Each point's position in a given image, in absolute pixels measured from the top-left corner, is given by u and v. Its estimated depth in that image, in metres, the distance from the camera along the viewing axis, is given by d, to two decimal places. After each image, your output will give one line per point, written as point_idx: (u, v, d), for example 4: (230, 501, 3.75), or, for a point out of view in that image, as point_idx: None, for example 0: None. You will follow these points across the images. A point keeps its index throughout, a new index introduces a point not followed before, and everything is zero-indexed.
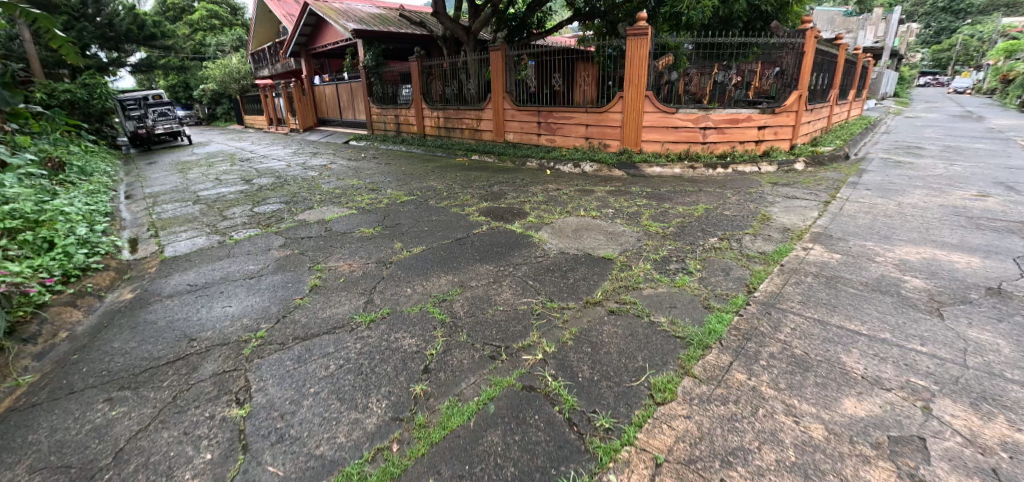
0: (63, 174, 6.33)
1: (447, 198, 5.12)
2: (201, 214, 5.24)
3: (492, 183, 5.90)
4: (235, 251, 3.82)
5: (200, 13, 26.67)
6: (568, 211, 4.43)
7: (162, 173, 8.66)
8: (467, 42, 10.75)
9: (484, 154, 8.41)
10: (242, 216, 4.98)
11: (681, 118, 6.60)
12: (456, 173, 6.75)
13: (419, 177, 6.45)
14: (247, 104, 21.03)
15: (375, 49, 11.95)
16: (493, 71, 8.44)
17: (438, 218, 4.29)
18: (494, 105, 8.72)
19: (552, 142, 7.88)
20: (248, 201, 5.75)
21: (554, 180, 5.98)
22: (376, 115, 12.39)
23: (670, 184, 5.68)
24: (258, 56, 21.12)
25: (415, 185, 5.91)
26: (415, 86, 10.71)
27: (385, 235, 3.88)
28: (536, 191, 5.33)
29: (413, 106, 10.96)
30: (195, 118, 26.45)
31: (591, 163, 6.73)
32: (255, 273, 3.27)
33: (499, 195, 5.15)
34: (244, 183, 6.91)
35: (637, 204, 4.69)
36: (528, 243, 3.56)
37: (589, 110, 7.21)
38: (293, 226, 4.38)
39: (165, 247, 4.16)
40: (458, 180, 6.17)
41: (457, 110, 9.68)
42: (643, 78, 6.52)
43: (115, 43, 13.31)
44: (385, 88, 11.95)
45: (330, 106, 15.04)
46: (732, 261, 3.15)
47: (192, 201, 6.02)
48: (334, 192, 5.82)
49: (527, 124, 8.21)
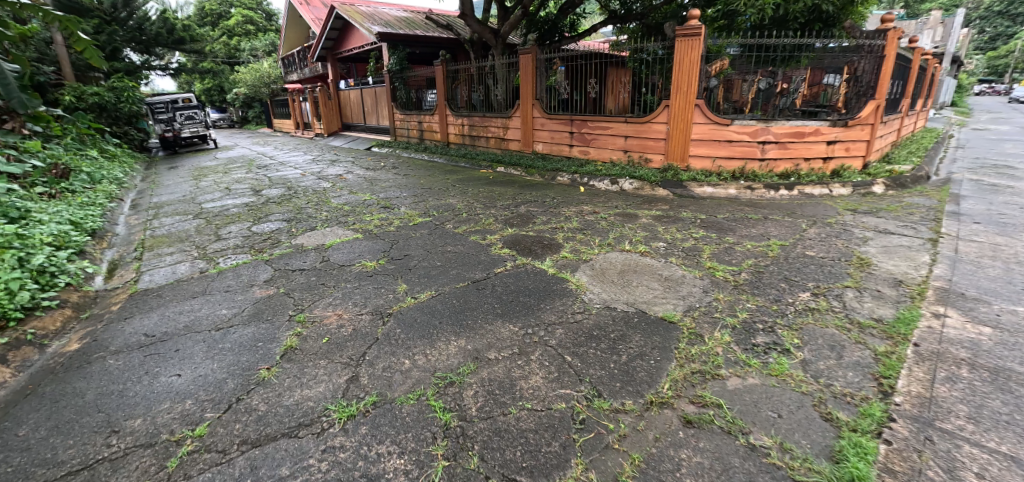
0: (66, 183, 5.98)
1: (468, 221, 4.44)
2: (195, 232, 4.71)
3: (520, 202, 5.20)
4: (213, 285, 3.23)
5: (236, 18, 27.20)
6: (610, 244, 3.68)
7: (176, 180, 8.33)
8: (495, 45, 10.16)
9: (510, 167, 7.66)
10: (237, 236, 4.42)
11: (736, 131, 5.74)
12: (479, 188, 6.07)
13: (438, 193, 5.81)
14: (276, 107, 21.08)
15: (399, 53, 11.50)
16: (522, 77, 7.77)
17: (454, 249, 3.61)
18: (522, 113, 8.04)
19: (586, 155, 7.11)
20: (249, 217, 5.22)
21: (589, 200, 5.24)
22: (399, 121, 11.91)
23: (727, 208, 4.84)
24: (288, 61, 21.17)
25: (432, 203, 5.26)
26: (439, 91, 10.16)
27: (388, 272, 3.21)
28: (570, 215, 4.59)
29: (437, 112, 10.40)
30: (228, 121, 26.90)
31: (631, 180, 5.94)
32: (223, 325, 2.64)
33: (526, 220, 4.44)
34: (252, 194, 6.43)
35: (694, 235, 3.90)
36: (563, 291, 2.83)
37: (628, 120, 6.41)
38: (287, 254, 3.78)
39: (142, 276, 3.61)
40: (481, 197, 5.49)
41: (483, 117, 9.04)
42: (693, 85, 5.69)
43: (146, 46, 13.32)
44: (409, 93, 11.46)
45: (354, 110, 14.69)
46: (839, 332, 2.34)
47: (193, 215, 5.52)
48: (342, 209, 5.22)
49: (558, 134, 7.48)
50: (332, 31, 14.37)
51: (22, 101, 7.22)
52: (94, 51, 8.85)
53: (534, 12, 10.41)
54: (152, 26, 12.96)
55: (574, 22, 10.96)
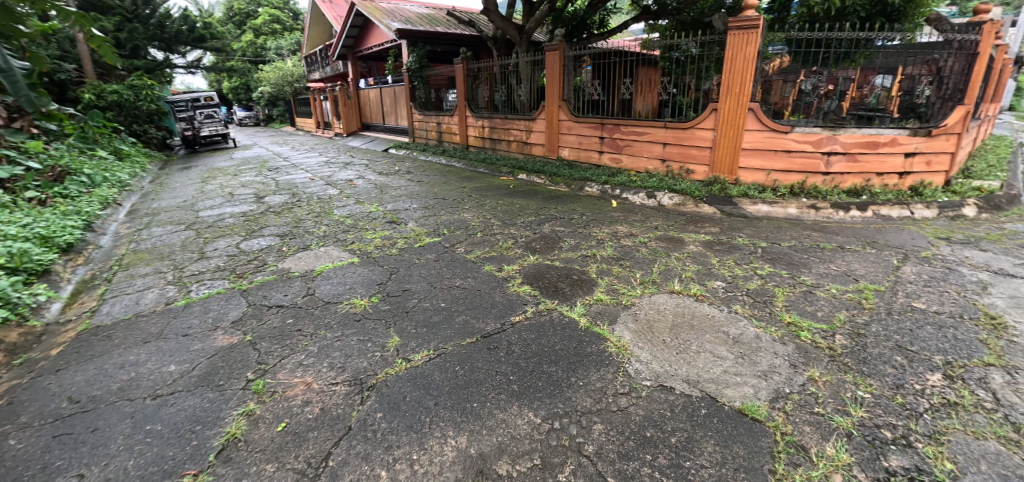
0: (60, 187, 5.63)
1: (482, 242, 3.80)
2: (179, 248, 4.22)
3: (545, 218, 4.53)
4: (172, 326, 2.70)
5: (263, 18, 27.39)
6: (656, 283, 2.97)
7: (184, 182, 7.98)
8: (519, 43, 9.53)
9: (533, 174, 6.99)
10: (221, 254, 3.91)
11: (797, 141, 4.92)
12: (497, 199, 5.43)
13: (452, 204, 5.20)
14: (298, 106, 20.94)
15: (419, 51, 10.98)
16: (548, 76, 7.12)
17: (463, 284, 2.97)
18: (547, 115, 7.37)
19: (617, 163, 6.38)
20: (243, 229, 4.72)
21: (624, 218, 4.53)
22: (418, 122, 11.39)
23: (790, 233, 4.07)
24: (311, 59, 21.03)
25: (443, 218, 4.63)
26: (459, 91, 9.59)
27: (380, 315, 2.59)
28: (603, 238, 3.90)
29: (457, 113, 9.83)
30: (253, 119, 27.08)
31: (670, 194, 5.21)
32: (164, 390, 2.09)
33: (552, 243, 3.77)
34: (254, 202, 5.95)
35: (759, 271, 3.14)
36: (601, 356, 2.15)
37: (667, 125, 5.66)
38: (268, 282, 3.23)
39: (102, 307, 3.11)
40: (500, 211, 4.84)
41: (505, 119, 8.41)
42: (747, 86, 4.91)
43: (168, 44, 13.18)
44: (428, 92, 10.93)
45: (373, 110, 14.27)
46: (1007, 449, 1.59)
47: (185, 225, 5.06)
48: (343, 222, 4.66)
49: (586, 139, 6.78)
50: (352, 28, 14.01)
51: (29, 100, 6.99)
52: (108, 49, 8.64)
53: (561, 8, 9.73)
54: (173, 24, 12.81)
55: (604, 18, 10.21)
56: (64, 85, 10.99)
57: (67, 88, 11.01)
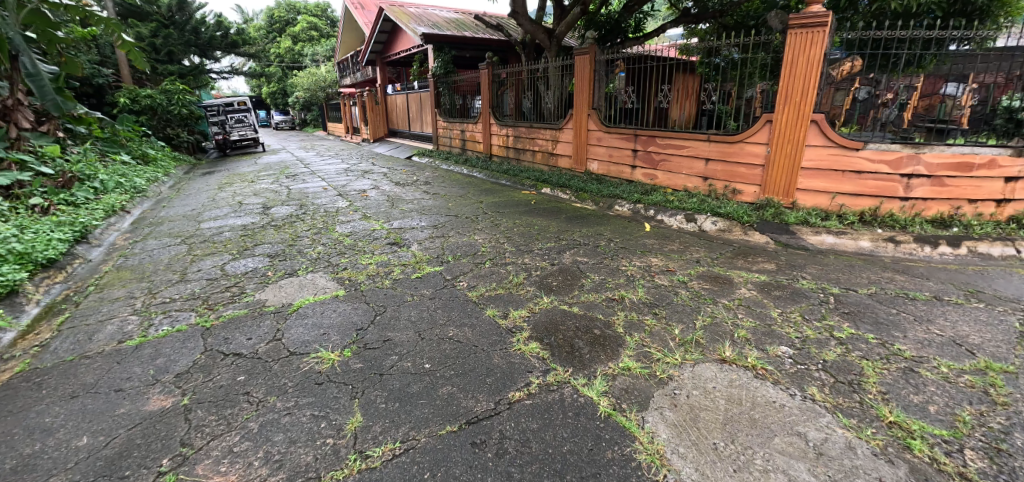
0: (67, 194, 5.46)
1: (489, 275, 3.23)
2: (163, 266, 3.86)
3: (566, 244, 3.92)
4: (110, 376, 2.27)
5: (301, 25, 28.05)
6: (700, 344, 2.32)
7: (201, 188, 7.84)
8: (548, 48, 9.05)
9: (558, 189, 6.39)
10: (201, 277, 3.52)
11: (870, 159, 4.15)
12: (515, 216, 4.87)
13: (464, 222, 4.67)
14: (329, 111, 21.09)
15: (444, 56, 10.62)
16: (577, 82, 6.55)
17: (456, 336, 2.40)
18: (576, 124, 6.78)
19: (651, 179, 5.71)
20: (236, 245, 4.34)
21: (659, 248, 3.88)
22: (442, 129, 11.02)
23: (867, 275, 3.32)
24: (343, 65, 21.21)
25: (451, 240, 4.09)
26: (484, 98, 9.14)
27: (347, 379, 2.08)
28: (634, 274, 3.26)
29: (481, 121, 9.36)
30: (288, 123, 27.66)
31: (714, 218, 4.51)
32: (57, 480, 1.64)
33: (573, 278, 3.15)
34: (259, 213, 5.62)
35: (836, 333, 2.45)
36: (626, 470, 1.54)
37: (711, 138, 4.96)
38: (236, 319, 2.77)
39: (53, 341, 2.73)
40: (515, 234, 4.26)
41: (531, 128, 7.86)
42: (810, 94, 4.17)
43: (202, 49, 13.24)
44: (453, 99, 10.54)
45: (399, 116, 14.03)
46: None
47: (182, 238, 4.74)
48: (341, 241, 4.20)
49: (617, 151, 6.13)
50: (381, 33, 13.85)
51: (55, 104, 7.01)
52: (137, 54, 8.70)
53: (594, 11, 9.13)
54: (207, 30, 12.97)
55: (639, 21, 9.54)
56: (101, 89, 11.22)
57: (104, 92, 11.23)
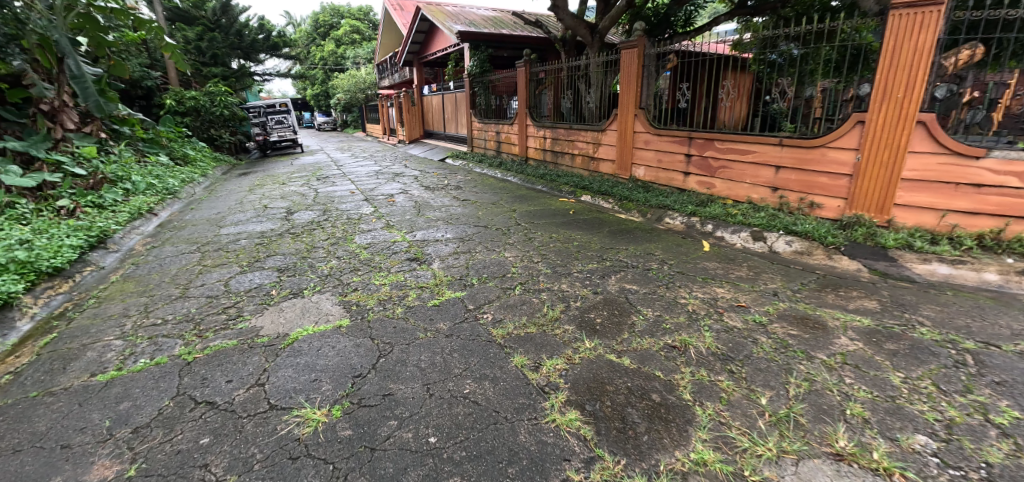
0: (95, 196, 5.35)
1: (519, 306, 2.69)
2: (168, 279, 3.57)
3: (611, 267, 3.34)
4: (65, 426, 1.91)
5: (345, 29, 28.62)
6: (801, 425, 1.70)
7: (233, 189, 7.75)
8: (590, 44, 8.48)
9: (599, 197, 5.78)
10: (201, 295, 3.18)
11: (994, 171, 3.27)
12: (551, 229, 4.31)
13: (494, 235, 4.17)
14: (368, 112, 21.22)
15: (481, 55, 10.21)
16: (622, 80, 5.94)
17: (473, 396, 1.88)
18: (620, 125, 6.15)
19: (708, 188, 5.01)
20: (248, 255, 4.02)
21: (723, 274, 3.23)
22: (477, 130, 10.62)
23: (1008, 321, 2.56)
24: (383, 67, 21.32)
25: (477, 256, 3.59)
26: (521, 98, 8.65)
27: (329, 455, 1.61)
28: (697, 311, 2.64)
29: (517, 122, 8.87)
30: (330, 124, 28.26)
31: (788, 238, 3.80)
32: None
33: (621, 314, 2.58)
34: (281, 218, 5.35)
35: (993, 417, 1.76)
36: None
37: (783, 142, 4.23)
38: (223, 353, 2.38)
39: (27, 368, 2.42)
40: (552, 251, 3.70)
41: (570, 129, 7.29)
42: (917, 89, 3.39)
43: (246, 52, 13.49)
44: (489, 99, 10.11)
45: (435, 117, 13.74)
46: None
47: (198, 245, 4.49)
48: (357, 255, 3.79)
49: (668, 156, 5.47)
50: (418, 34, 13.66)
51: (95, 106, 7.09)
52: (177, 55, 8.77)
53: (641, 3, 8.45)
54: (250, 33, 13.19)
55: (690, 14, 8.77)
56: (150, 91, 11.52)
57: (153, 94, 11.57)
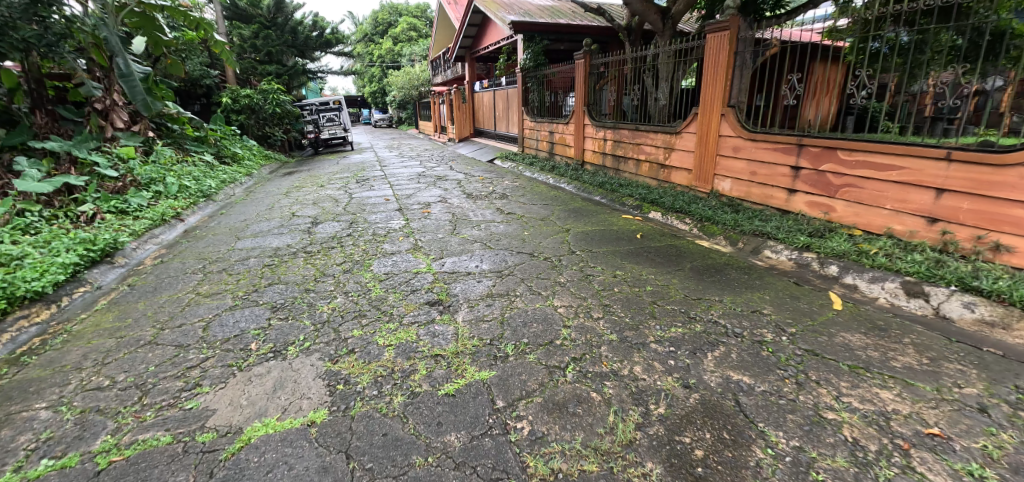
0: (121, 200, 5.05)
1: (570, 409, 1.79)
2: (152, 311, 3.01)
3: (704, 336, 2.34)
4: None
5: (402, 27, 28.80)
6: None
7: (272, 190, 7.41)
8: (660, 31, 7.42)
9: (672, 215, 4.72)
10: (174, 341, 2.57)
11: None
12: (614, 264, 3.34)
13: (540, 269, 3.26)
14: (421, 109, 20.97)
15: (535, 47, 9.33)
16: (708, 71, 4.83)
17: None
18: (701, 126, 5.04)
19: (826, 214, 3.82)
20: (248, 281, 3.40)
21: (880, 360, 2.16)
22: (529, 130, 9.76)
23: None
24: (436, 63, 20.99)
25: (515, 304, 2.70)
26: (579, 93, 7.68)
27: None
28: (863, 445, 1.61)
29: (574, 121, 7.89)
30: (387, 121, 28.59)
31: (966, 297, 2.61)
32: None
33: (733, 442, 1.61)
34: (304, 229, 4.77)
35: None
36: None
37: (951, 157, 2.98)
38: (146, 459, 1.68)
39: None
40: (616, 299, 2.74)
41: (635, 130, 6.24)
42: None
43: (301, 49, 13.50)
44: (543, 96, 9.23)
45: (485, 114, 13.02)
46: None
47: (205, 262, 3.96)
48: (369, 290, 3.03)
49: (767, 168, 4.30)
50: (470, 27, 13.00)
51: (143, 104, 6.95)
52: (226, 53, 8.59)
53: None
54: (304, 30, 13.16)
55: None
56: (209, 90, 11.71)
57: (212, 92, 11.75)
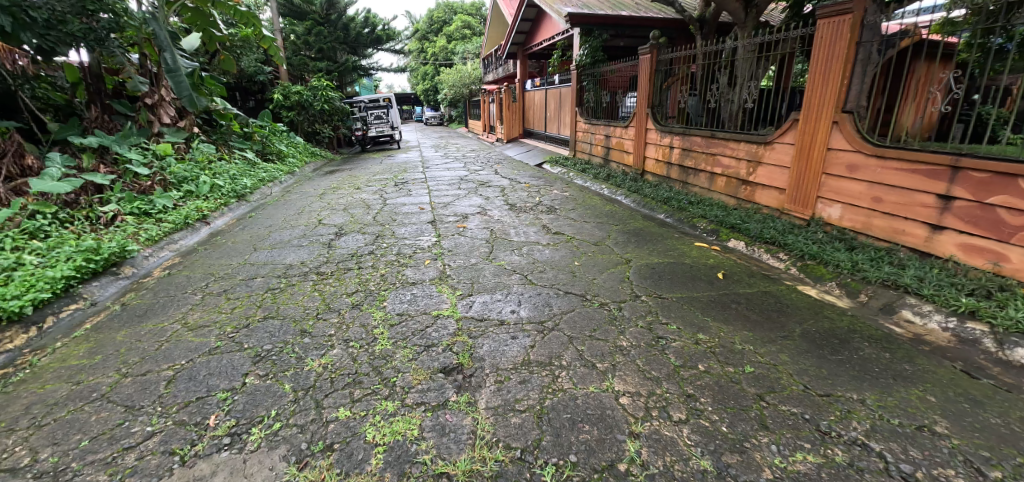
0: (145, 201, 4.78)
1: None
2: (126, 347, 2.54)
3: (855, 480, 1.49)
4: None
5: (457, 24, 28.68)
6: None
7: (309, 191, 7.09)
8: (742, 22, 6.38)
9: (761, 246, 3.78)
10: (126, 401, 2.05)
11: None
12: (692, 321, 2.49)
13: (595, 323, 2.47)
14: (472, 108, 20.57)
15: (595, 41, 8.47)
16: (817, 67, 3.83)
17: None
18: (800, 136, 4.04)
19: (994, 266, 2.78)
20: (242, 310, 2.87)
21: None
22: (582, 133, 8.94)
23: None
24: (489, 61, 20.51)
25: (558, 384, 1.95)
26: (641, 94, 6.78)
27: None
28: None
29: (634, 124, 7.00)
30: (438, 119, 28.56)
31: None
32: None
33: None
34: (325, 241, 4.26)
35: None
36: None
37: None
38: None
39: None
40: (706, 388, 1.92)
41: (711, 137, 5.28)
42: None
43: (352, 47, 13.41)
44: (599, 96, 8.38)
45: (536, 114, 12.29)
46: None
47: (211, 278, 3.52)
48: (373, 339, 2.39)
49: (899, 194, 3.28)
50: (524, 22, 12.32)
51: (188, 100, 6.80)
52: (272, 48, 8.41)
53: None
54: (356, 26, 13.04)
55: None
56: (263, 86, 11.81)
57: (266, 89, 11.84)
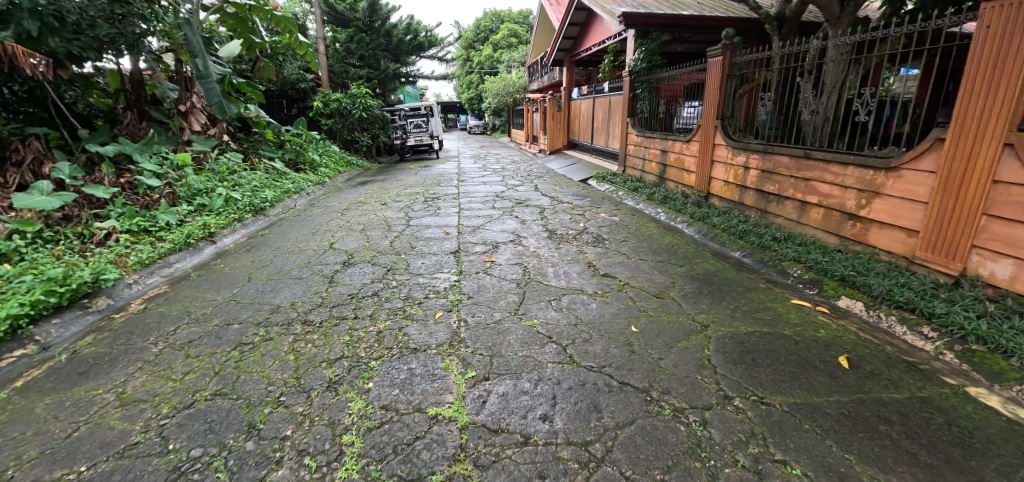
0: (147, 216, 4.36)
1: None
2: (30, 431, 1.92)
3: None
4: None
5: (503, 33, 28.33)
6: None
7: (333, 205, 6.61)
8: (837, 19, 5.23)
9: (892, 313, 2.74)
10: None
11: None
12: (826, 462, 1.58)
13: (668, 453, 1.61)
14: (515, 117, 19.95)
15: (652, 44, 7.48)
16: (980, 68, 2.77)
17: None
18: (945, 161, 2.96)
19: None
20: (192, 380, 2.21)
21: None
22: (634, 146, 8.00)
23: None
24: (534, 69, 19.86)
25: None
26: (707, 102, 5.77)
27: None
28: None
29: (698, 138, 6.00)
30: (482, 128, 28.18)
31: None
32: None
33: None
34: (327, 273, 3.62)
35: None
36: None
37: None
38: None
39: None
40: None
41: (803, 157, 4.22)
42: None
43: (394, 54, 13.13)
44: (654, 104, 7.42)
45: (582, 124, 11.43)
46: None
47: (183, 320, 2.92)
48: (335, 455, 1.65)
49: None
50: (572, 26, 11.52)
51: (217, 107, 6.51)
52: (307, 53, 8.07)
53: None
54: (399, 33, 12.76)
55: None
56: (304, 93, 11.68)
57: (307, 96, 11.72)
